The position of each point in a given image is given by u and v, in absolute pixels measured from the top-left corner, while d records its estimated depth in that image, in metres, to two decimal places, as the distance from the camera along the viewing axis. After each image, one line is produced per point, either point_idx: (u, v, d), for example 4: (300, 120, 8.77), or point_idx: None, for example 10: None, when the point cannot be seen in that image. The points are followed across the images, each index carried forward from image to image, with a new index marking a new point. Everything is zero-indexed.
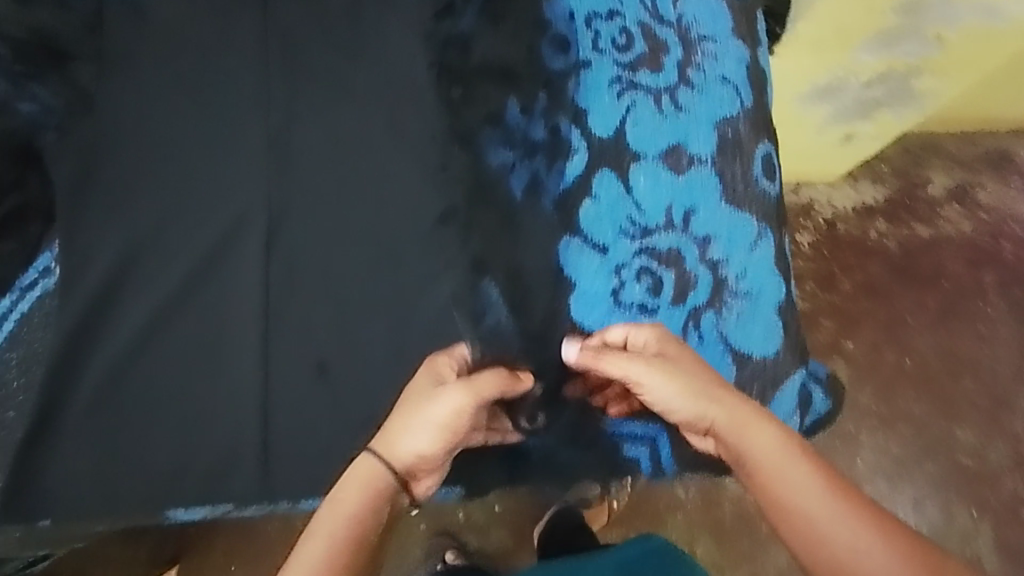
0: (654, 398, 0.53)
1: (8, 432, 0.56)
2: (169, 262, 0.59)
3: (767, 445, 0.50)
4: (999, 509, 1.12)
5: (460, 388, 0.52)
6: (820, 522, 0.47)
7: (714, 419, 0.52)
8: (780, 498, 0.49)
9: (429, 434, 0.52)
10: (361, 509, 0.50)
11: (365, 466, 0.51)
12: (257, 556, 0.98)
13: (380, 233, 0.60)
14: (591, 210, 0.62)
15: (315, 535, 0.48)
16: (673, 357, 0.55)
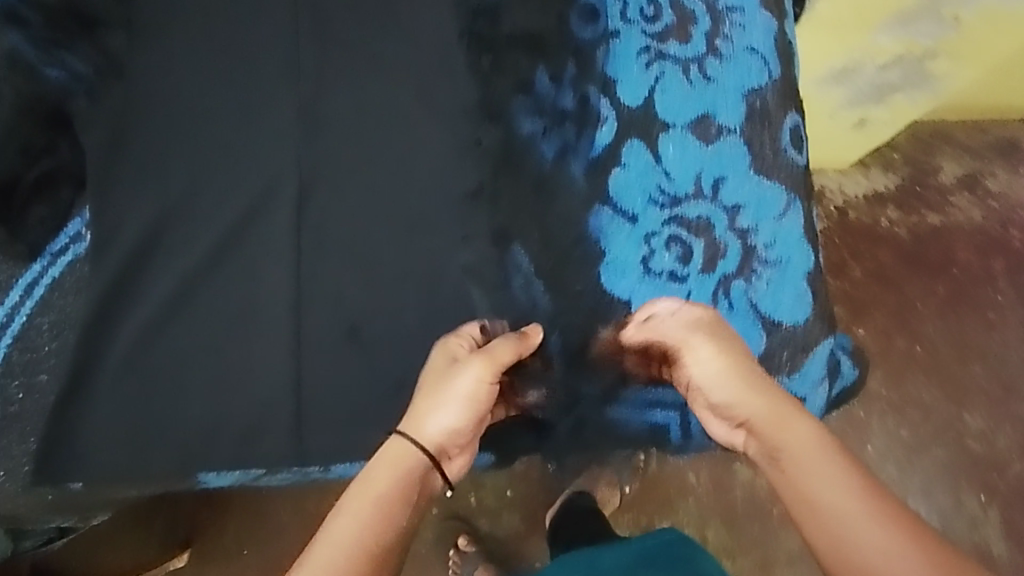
0: (699, 372, 0.52)
1: (41, 394, 0.57)
2: (200, 228, 0.59)
3: (805, 441, 0.47)
4: (1009, 495, 1.13)
5: (480, 358, 0.53)
6: (854, 527, 0.42)
7: (753, 412, 0.49)
8: (811, 496, 0.44)
9: (456, 408, 0.52)
10: (391, 489, 0.47)
11: (395, 448, 0.50)
12: (267, 539, 1.02)
13: (411, 201, 0.60)
14: (620, 179, 0.62)
15: (341, 513, 0.45)
16: (721, 338, 0.54)
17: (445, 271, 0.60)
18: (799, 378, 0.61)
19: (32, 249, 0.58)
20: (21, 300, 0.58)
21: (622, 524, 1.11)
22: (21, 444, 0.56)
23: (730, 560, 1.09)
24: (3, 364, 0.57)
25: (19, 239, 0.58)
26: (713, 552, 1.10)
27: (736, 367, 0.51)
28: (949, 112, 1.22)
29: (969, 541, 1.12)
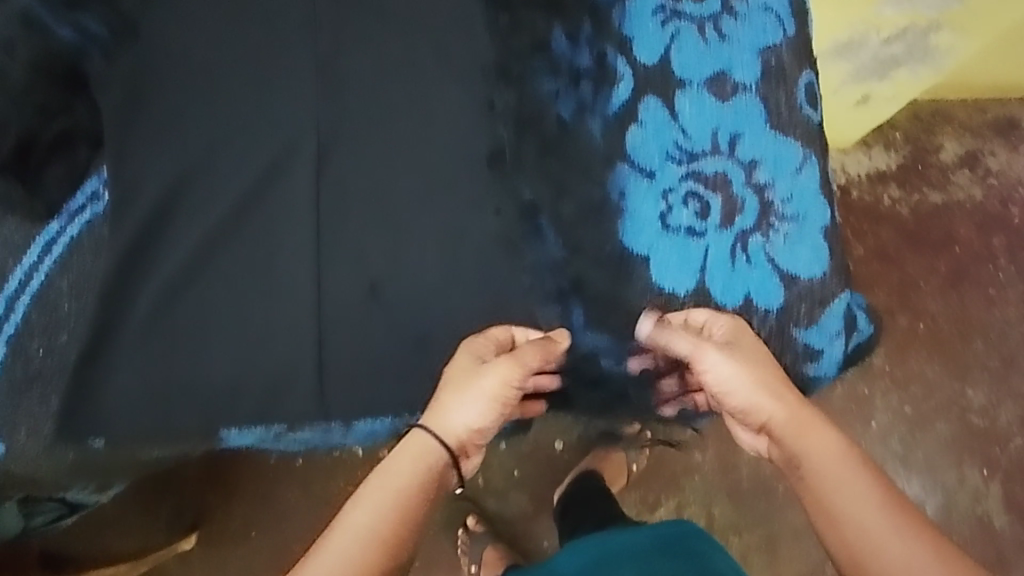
0: (715, 381, 0.56)
1: (63, 353, 0.57)
2: (222, 186, 0.58)
3: (826, 451, 0.54)
4: (1008, 467, 1.15)
5: (505, 360, 0.55)
6: (869, 528, 0.50)
7: (771, 417, 0.55)
8: (829, 501, 0.52)
9: (479, 409, 0.55)
10: (407, 485, 0.53)
11: (418, 442, 0.55)
12: (274, 521, 1.08)
13: (431, 159, 0.60)
14: (637, 135, 0.62)
15: (361, 503, 0.52)
16: (740, 347, 0.57)
17: (465, 229, 0.59)
18: (817, 330, 0.62)
19: (50, 208, 0.58)
20: (40, 258, 0.58)
21: (628, 503, 1.11)
22: (44, 402, 0.57)
23: (736, 535, 1.10)
24: (24, 322, 0.57)
25: (37, 198, 0.58)
26: (719, 529, 1.10)
27: (757, 375, 0.55)
28: (947, 91, 1.20)
29: (971, 514, 1.13)
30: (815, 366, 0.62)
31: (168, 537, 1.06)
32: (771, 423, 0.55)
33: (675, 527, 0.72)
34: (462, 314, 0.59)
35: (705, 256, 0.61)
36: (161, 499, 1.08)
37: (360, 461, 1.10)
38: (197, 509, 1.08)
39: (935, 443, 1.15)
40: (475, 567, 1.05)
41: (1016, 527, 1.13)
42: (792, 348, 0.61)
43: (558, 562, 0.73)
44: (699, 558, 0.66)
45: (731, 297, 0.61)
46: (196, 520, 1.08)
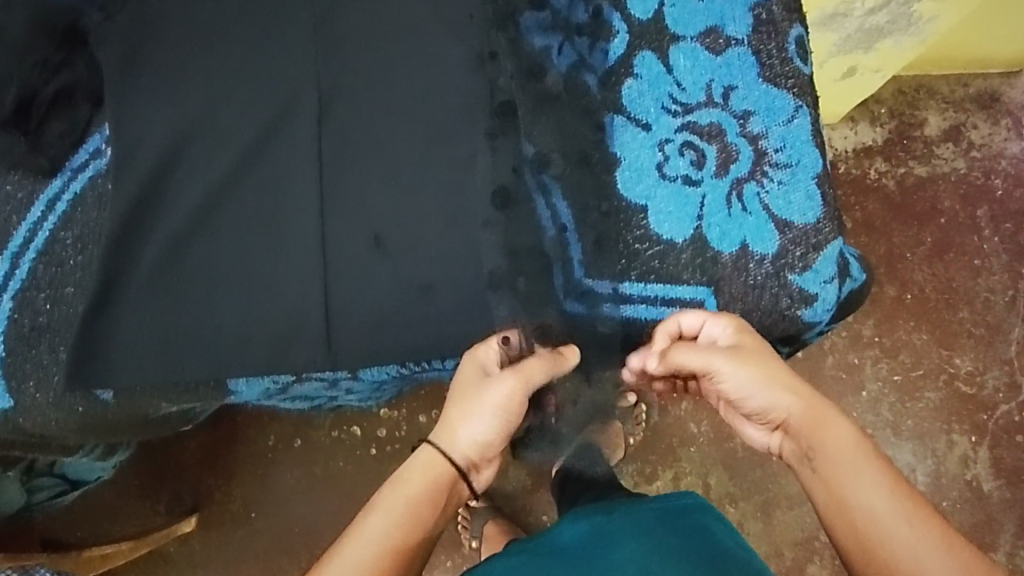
0: (732, 386, 0.58)
1: (70, 306, 0.58)
2: (224, 139, 0.59)
3: (841, 444, 0.55)
4: (995, 431, 1.17)
5: (510, 375, 0.58)
6: (879, 517, 0.52)
7: (789, 413, 0.57)
8: (841, 492, 0.54)
9: (486, 425, 0.59)
10: (420, 497, 0.57)
11: (428, 459, 0.58)
12: (274, 501, 1.09)
13: (431, 110, 0.60)
14: (633, 88, 0.64)
15: (378, 510, 0.55)
16: (753, 351, 0.58)
17: (467, 179, 0.60)
18: (811, 275, 0.63)
19: (53, 163, 0.59)
20: (43, 215, 0.59)
21: (626, 474, 1.12)
22: (51, 352, 0.58)
23: (732, 503, 1.12)
24: (29, 277, 0.58)
25: (39, 153, 0.58)
26: (716, 497, 1.12)
27: (769, 378, 0.57)
28: (928, 64, 1.21)
29: (961, 478, 1.16)
30: (810, 311, 0.63)
31: (167, 520, 1.06)
32: (788, 419, 0.58)
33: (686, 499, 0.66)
34: (465, 263, 0.60)
35: (702, 204, 0.63)
36: (160, 484, 1.07)
37: (360, 439, 1.10)
38: (197, 491, 1.08)
39: (925, 410, 1.17)
40: (475, 542, 1.07)
41: (1002, 489, 1.16)
42: (787, 293, 0.63)
43: (554, 534, 0.65)
44: (713, 539, 0.60)
45: (727, 242, 0.62)
46: (196, 503, 1.08)
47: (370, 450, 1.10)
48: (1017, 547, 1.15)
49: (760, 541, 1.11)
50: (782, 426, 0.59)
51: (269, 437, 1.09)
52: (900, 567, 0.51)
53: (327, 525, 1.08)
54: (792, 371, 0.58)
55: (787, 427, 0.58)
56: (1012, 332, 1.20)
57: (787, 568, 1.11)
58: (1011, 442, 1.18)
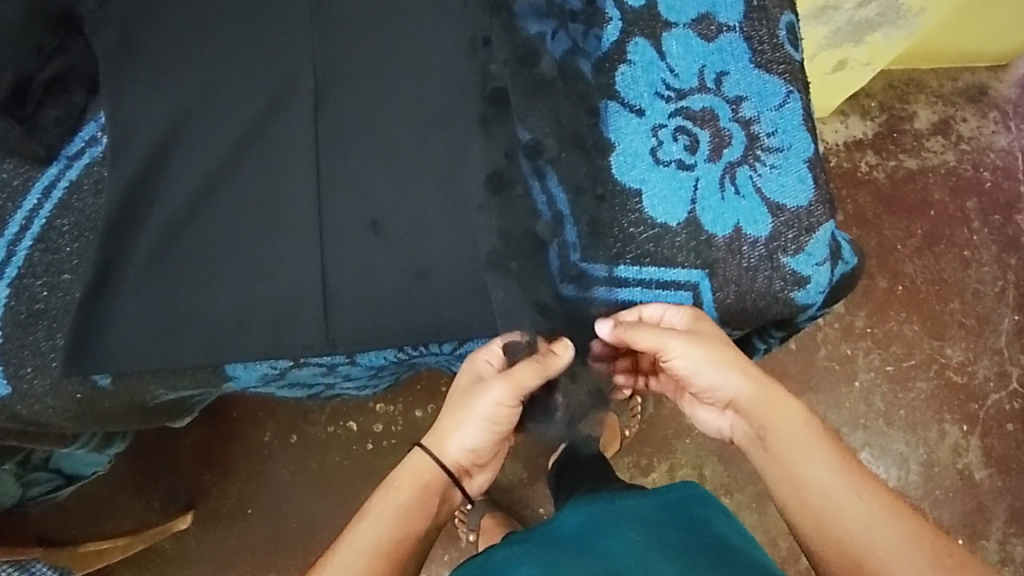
0: (682, 365, 0.59)
1: (67, 293, 0.58)
2: (220, 125, 0.59)
3: (794, 425, 0.57)
4: (986, 421, 1.19)
5: (502, 388, 0.59)
6: (834, 494, 0.54)
7: (738, 394, 0.59)
8: (794, 470, 0.56)
9: (476, 434, 0.61)
10: (409, 503, 0.59)
11: (420, 463, 0.61)
12: (271, 497, 1.08)
13: (427, 96, 0.61)
14: (627, 75, 0.64)
15: (368, 517, 0.57)
16: (705, 335, 0.59)
17: (463, 164, 0.61)
18: (804, 257, 0.63)
19: (49, 150, 0.59)
20: (40, 202, 0.59)
21: (622, 467, 1.13)
22: (49, 339, 0.58)
23: (727, 494, 1.13)
24: (26, 265, 0.58)
25: (35, 138, 0.58)
26: (712, 489, 1.13)
27: (719, 360, 0.59)
28: (916, 58, 1.22)
29: (953, 467, 1.17)
30: (802, 293, 0.64)
31: (162, 517, 1.06)
32: (736, 400, 0.59)
33: (687, 491, 0.66)
34: (462, 247, 0.60)
35: (696, 187, 0.63)
36: (155, 480, 1.07)
37: (356, 434, 1.10)
38: (193, 487, 1.08)
39: (917, 401, 1.18)
40: (474, 535, 1.06)
41: (994, 478, 1.17)
42: (780, 275, 0.64)
43: (555, 524, 0.66)
44: (715, 532, 0.61)
45: (721, 225, 0.63)
46: (192, 499, 1.08)
47: (366, 445, 1.10)
48: (1008, 534, 1.16)
49: (756, 531, 1.11)
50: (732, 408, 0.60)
51: (265, 433, 1.09)
52: (854, 540, 0.53)
53: (324, 520, 1.08)
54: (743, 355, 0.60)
55: (737, 409, 0.60)
56: (1002, 322, 1.21)
57: (782, 558, 1.12)
58: (1002, 432, 1.19)
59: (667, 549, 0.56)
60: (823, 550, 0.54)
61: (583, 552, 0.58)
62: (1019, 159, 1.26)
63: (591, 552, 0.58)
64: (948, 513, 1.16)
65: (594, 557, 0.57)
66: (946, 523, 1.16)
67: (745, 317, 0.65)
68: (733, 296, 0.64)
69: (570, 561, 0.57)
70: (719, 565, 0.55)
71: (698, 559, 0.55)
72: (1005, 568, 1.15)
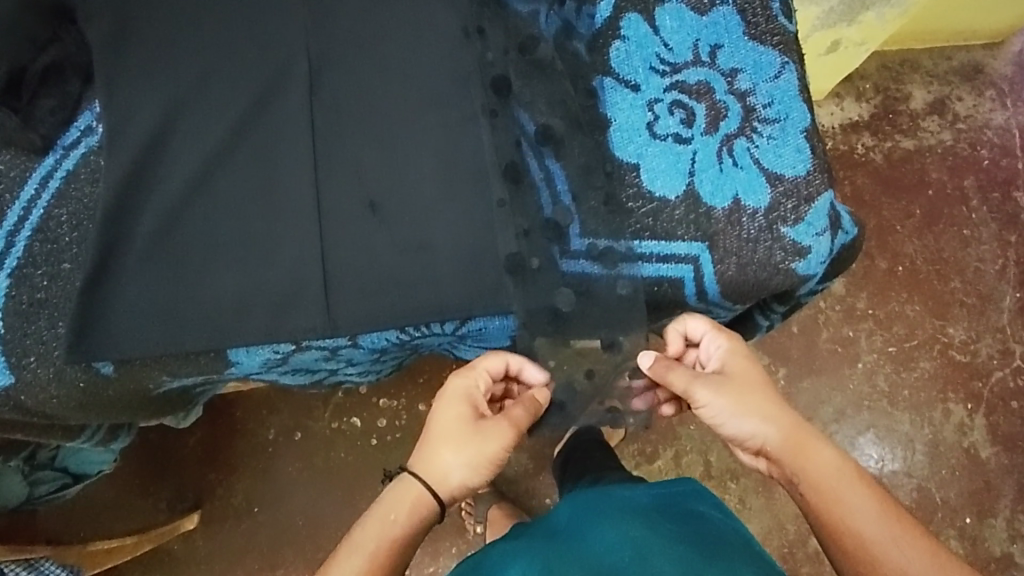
0: (711, 413, 0.62)
1: (68, 282, 0.58)
2: (214, 112, 0.59)
3: (827, 469, 0.59)
4: (990, 399, 1.18)
5: (507, 427, 0.61)
6: (869, 538, 0.56)
7: (767, 441, 0.61)
8: (831, 517, 0.58)
9: (477, 471, 0.60)
10: (402, 535, 0.58)
11: (415, 498, 0.59)
12: (277, 496, 1.08)
13: (421, 77, 0.61)
14: (621, 51, 0.64)
15: (360, 550, 0.56)
16: (739, 376, 0.62)
17: (459, 144, 0.61)
18: (804, 227, 0.63)
19: (45, 140, 0.59)
20: (37, 192, 0.59)
21: (627, 456, 1.13)
22: (51, 327, 0.58)
23: (733, 479, 1.12)
24: (25, 255, 0.58)
25: (30, 129, 0.58)
26: (717, 474, 1.13)
27: (742, 409, 0.61)
28: (909, 37, 1.22)
29: (958, 446, 1.17)
30: (803, 263, 0.63)
31: (169, 517, 1.06)
32: (765, 447, 0.61)
33: (681, 487, 0.68)
34: (461, 226, 0.60)
35: (693, 160, 0.63)
36: (161, 479, 1.07)
37: (360, 430, 1.10)
38: (198, 488, 1.08)
39: (920, 380, 1.18)
40: (480, 526, 1.07)
41: (1000, 456, 1.17)
42: (780, 245, 0.63)
43: (551, 517, 0.67)
44: (709, 524, 0.62)
45: (720, 197, 0.63)
46: (199, 499, 1.08)
47: (370, 440, 1.10)
48: (1016, 511, 1.16)
49: (762, 516, 1.11)
50: (764, 454, 0.62)
51: (269, 431, 1.09)
52: None
53: (331, 515, 1.08)
54: (773, 397, 0.62)
55: (769, 456, 0.61)
56: (1004, 300, 1.21)
57: (790, 541, 1.12)
58: (1007, 409, 1.19)
59: (664, 540, 0.57)
60: None
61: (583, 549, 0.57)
62: (1016, 137, 1.26)
63: (588, 547, 0.58)
64: (955, 492, 1.16)
65: (590, 552, 0.56)
66: (953, 502, 1.16)
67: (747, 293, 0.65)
68: (733, 269, 0.63)
69: (568, 561, 0.56)
70: (713, 558, 0.56)
71: (694, 548, 0.57)
72: (1014, 545, 1.15)
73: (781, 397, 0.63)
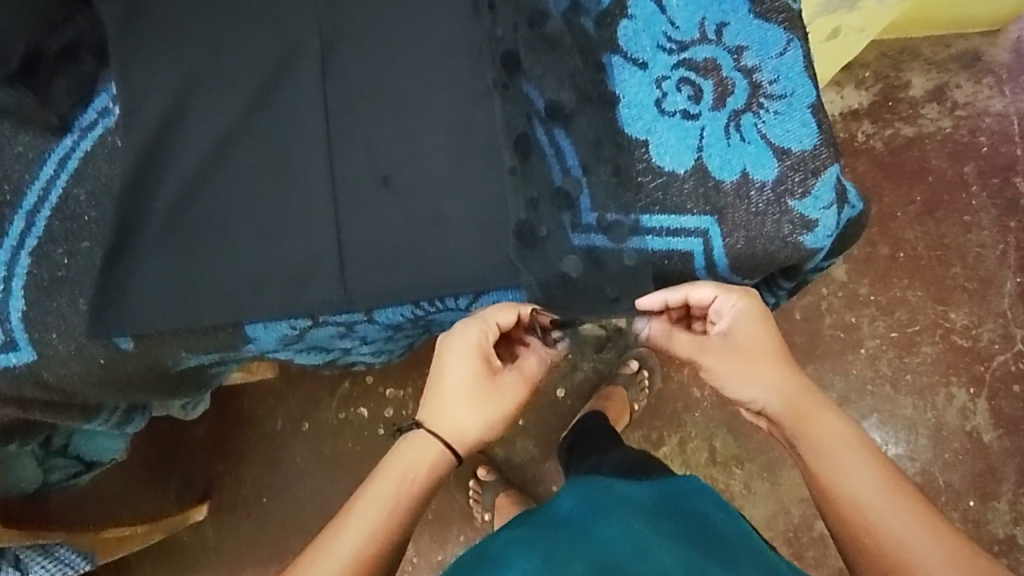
0: (713, 375, 0.67)
1: (87, 259, 0.59)
2: (228, 89, 0.60)
3: (827, 436, 0.61)
4: (993, 383, 1.19)
5: (512, 378, 0.67)
6: (864, 504, 0.57)
7: (766, 406, 0.65)
8: (828, 483, 0.59)
9: (491, 420, 0.66)
10: (419, 491, 0.62)
11: (436, 455, 0.64)
12: (286, 484, 1.09)
13: (432, 56, 0.62)
14: (629, 28, 0.65)
15: (376, 505, 0.59)
16: (747, 343, 0.65)
17: (470, 121, 0.61)
18: (811, 200, 0.64)
19: (62, 120, 0.59)
20: (56, 172, 0.59)
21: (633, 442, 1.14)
22: (70, 303, 0.59)
23: (738, 465, 1.13)
24: (45, 234, 0.59)
25: (48, 108, 0.59)
26: (722, 461, 1.13)
27: (741, 375, 0.65)
28: (910, 27, 1.23)
29: (961, 430, 1.18)
30: (811, 236, 0.64)
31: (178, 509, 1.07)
32: (764, 410, 0.65)
33: (687, 485, 0.70)
34: (473, 202, 0.61)
35: (702, 135, 0.64)
36: (171, 469, 1.08)
37: (367, 420, 1.11)
38: (208, 477, 1.09)
39: (922, 365, 1.19)
40: (488, 515, 1.07)
41: (1003, 440, 1.18)
42: (788, 219, 0.64)
43: (555, 507, 0.68)
44: (709, 521, 0.64)
45: (728, 171, 0.64)
46: (208, 489, 1.09)
47: (377, 430, 1.10)
48: (1020, 494, 1.17)
49: (767, 501, 1.12)
50: (766, 415, 0.66)
51: (277, 421, 1.10)
52: (885, 550, 0.55)
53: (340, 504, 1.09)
54: (781, 364, 0.64)
55: (769, 417, 0.65)
56: (1006, 285, 1.22)
57: (795, 525, 1.12)
58: (1009, 393, 1.19)
59: (663, 537, 0.58)
60: (857, 559, 0.57)
61: (589, 538, 0.58)
62: (1017, 123, 1.26)
63: (593, 537, 0.58)
64: (957, 475, 1.17)
65: (593, 544, 0.57)
66: (955, 485, 1.17)
67: (754, 267, 0.66)
68: (741, 242, 0.64)
69: (572, 551, 0.56)
70: (707, 544, 0.59)
71: (691, 547, 0.58)
72: (1017, 527, 1.16)
73: (788, 364, 0.65)
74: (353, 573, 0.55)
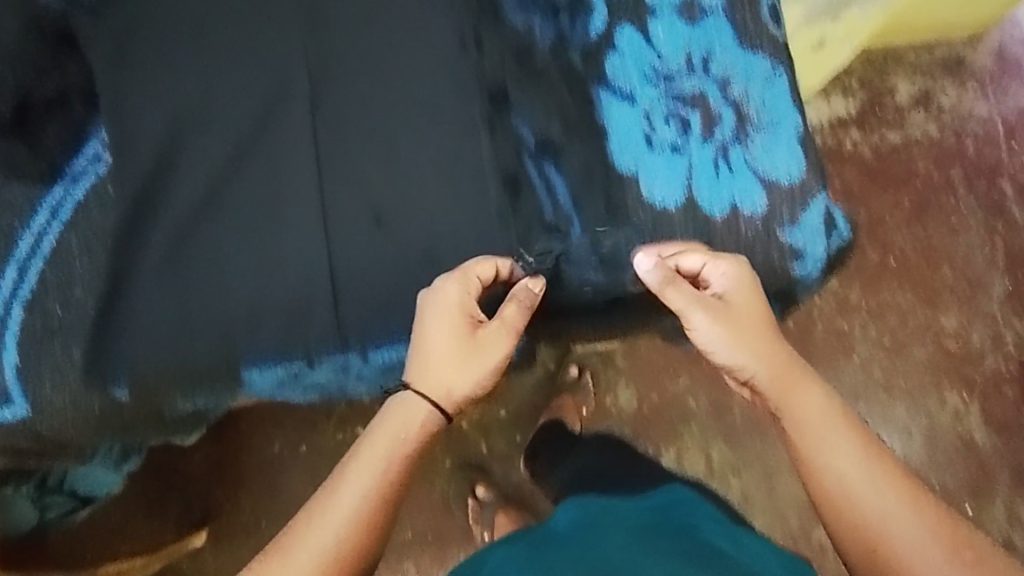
0: (701, 338, 0.61)
1: (80, 308, 0.59)
2: (217, 134, 0.60)
3: (811, 408, 0.59)
4: (984, 385, 1.20)
5: (500, 331, 0.59)
6: (847, 479, 0.56)
7: (754, 375, 0.61)
8: (812, 457, 0.58)
9: (479, 378, 0.59)
10: (412, 450, 0.57)
11: (421, 412, 0.58)
12: (284, 509, 1.09)
13: (421, 92, 0.62)
14: (615, 62, 0.66)
15: (367, 469, 0.55)
16: (738, 308, 0.61)
17: (460, 157, 0.62)
18: (799, 229, 0.65)
19: (52, 168, 0.59)
20: (47, 222, 0.59)
21: None
22: (64, 353, 0.58)
23: (735, 475, 1.13)
24: (37, 285, 0.58)
25: (39, 157, 0.59)
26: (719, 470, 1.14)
27: (734, 338, 0.60)
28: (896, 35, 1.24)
29: (954, 433, 1.19)
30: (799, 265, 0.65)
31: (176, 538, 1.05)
32: (752, 379, 0.61)
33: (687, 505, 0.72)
34: (466, 237, 0.62)
35: (690, 167, 0.65)
36: (169, 497, 1.07)
37: None
38: (206, 502, 1.08)
39: (914, 369, 1.20)
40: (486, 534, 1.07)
41: (995, 441, 1.19)
42: (777, 246, 0.65)
43: (551, 525, 0.69)
44: (700, 534, 0.64)
45: (717, 204, 0.65)
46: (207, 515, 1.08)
47: None
48: (1013, 495, 1.18)
49: (764, 509, 1.13)
50: (750, 385, 0.62)
51: (274, 446, 1.10)
52: (867, 523, 0.55)
53: None
54: (769, 332, 0.61)
55: (754, 387, 0.62)
56: (994, 286, 1.23)
57: (793, 533, 1.13)
58: (1000, 394, 1.21)
59: (659, 552, 0.57)
60: (838, 530, 0.56)
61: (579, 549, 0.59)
62: (1000, 126, 1.28)
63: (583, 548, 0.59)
64: (951, 477, 1.18)
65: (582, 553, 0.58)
66: (950, 488, 1.18)
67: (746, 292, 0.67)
68: None
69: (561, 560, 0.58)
70: (706, 557, 0.58)
71: (689, 558, 0.57)
72: (1012, 527, 1.17)
73: (776, 332, 0.62)
74: (347, 537, 0.53)
